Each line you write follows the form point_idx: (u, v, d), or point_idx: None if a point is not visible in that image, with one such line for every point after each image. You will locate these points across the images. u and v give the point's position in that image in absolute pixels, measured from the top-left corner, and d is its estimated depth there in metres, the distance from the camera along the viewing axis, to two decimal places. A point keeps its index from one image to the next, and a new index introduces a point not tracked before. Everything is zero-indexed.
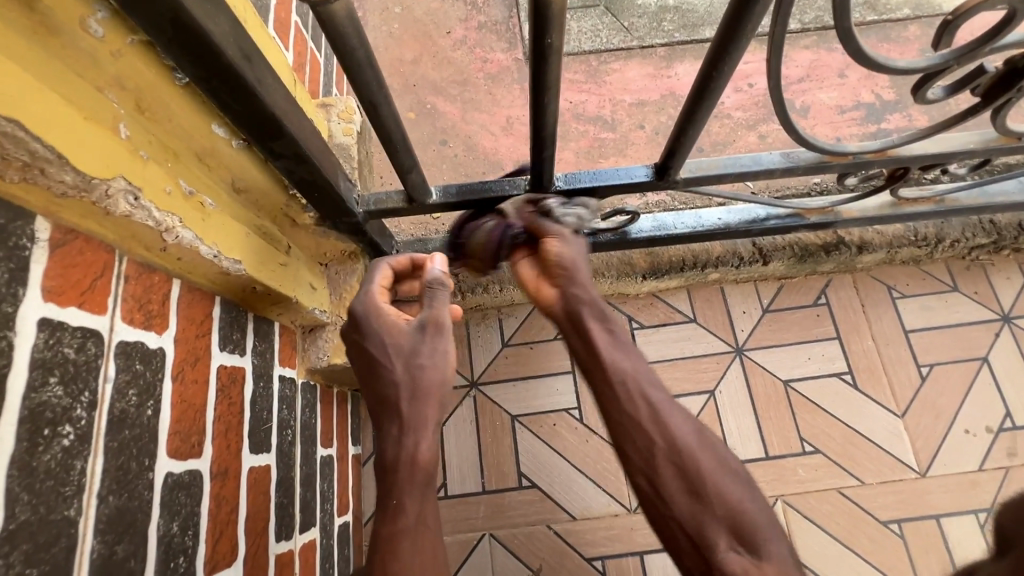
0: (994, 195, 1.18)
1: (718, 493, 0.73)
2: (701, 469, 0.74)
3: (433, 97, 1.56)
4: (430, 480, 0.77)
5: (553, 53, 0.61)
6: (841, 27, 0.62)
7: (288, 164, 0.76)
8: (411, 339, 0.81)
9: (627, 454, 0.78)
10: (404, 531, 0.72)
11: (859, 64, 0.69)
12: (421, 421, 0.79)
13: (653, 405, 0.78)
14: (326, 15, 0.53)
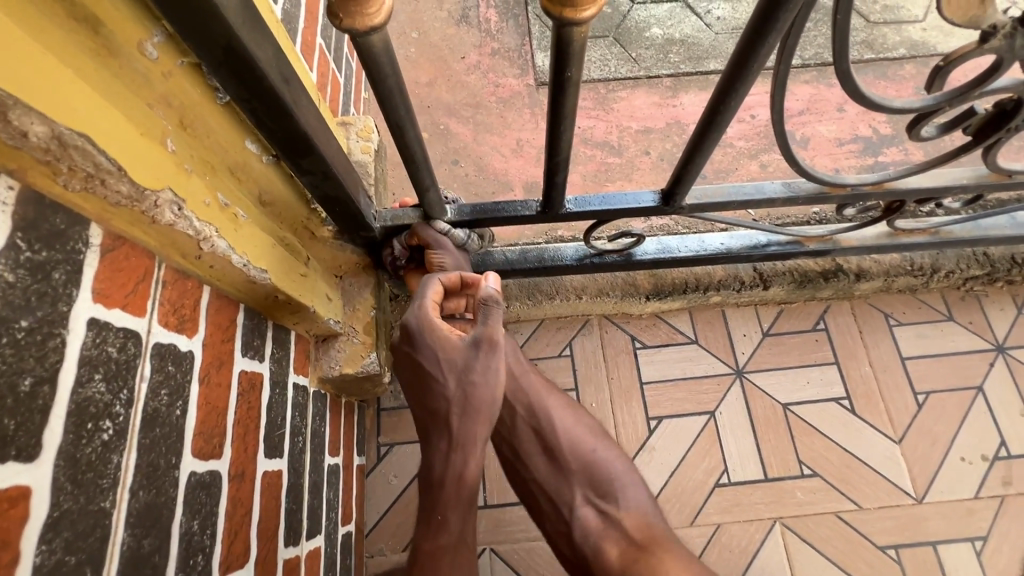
0: (987, 229, 1.22)
1: (577, 468, 0.94)
2: (562, 447, 0.95)
3: (446, 118, 1.61)
4: (472, 499, 0.83)
5: (572, 85, 0.66)
6: (840, 69, 0.67)
7: (314, 180, 0.80)
8: (463, 355, 0.84)
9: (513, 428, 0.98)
10: (445, 548, 0.80)
11: (857, 103, 0.73)
12: (470, 439, 0.83)
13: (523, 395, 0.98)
14: (364, 46, 0.58)
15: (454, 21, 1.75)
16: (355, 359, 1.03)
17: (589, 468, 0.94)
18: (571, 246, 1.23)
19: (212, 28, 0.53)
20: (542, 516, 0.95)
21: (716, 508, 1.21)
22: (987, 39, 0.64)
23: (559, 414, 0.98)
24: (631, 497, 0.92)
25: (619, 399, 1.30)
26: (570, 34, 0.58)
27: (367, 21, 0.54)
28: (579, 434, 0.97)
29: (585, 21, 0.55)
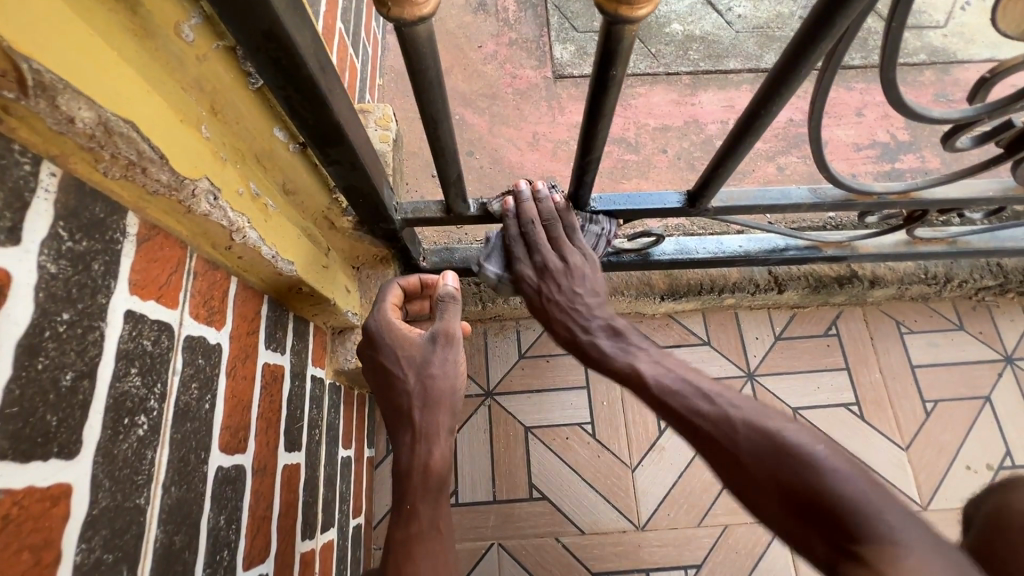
0: (1004, 240, 1.22)
1: (884, 524, 0.54)
2: (841, 494, 0.56)
3: (462, 108, 1.59)
4: (442, 486, 0.79)
5: (615, 84, 0.64)
6: (885, 77, 0.66)
7: (340, 170, 0.79)
8: (422, 351, 0.85)
9: (752, 497, 0.62)
10: (418, 537, 0.74)
11: (898, 111, 0.72)
12: (435, 429, 0.81)
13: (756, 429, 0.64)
14: (409, 36, 0.56)
15: (472, 9, 1.72)
16: None
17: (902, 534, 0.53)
18: None
19: (256, 12, 0.51)
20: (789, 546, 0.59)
21: (724, 509, 1.22)
22: None
23: (834, 454, 0.59)
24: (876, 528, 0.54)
25: (630, 399, 1.30)
26: (620, 31, 0.56)
27: (416, 11, 0.52)
28: (869, 482, 0.57)
29: (638, 19, 0.54)
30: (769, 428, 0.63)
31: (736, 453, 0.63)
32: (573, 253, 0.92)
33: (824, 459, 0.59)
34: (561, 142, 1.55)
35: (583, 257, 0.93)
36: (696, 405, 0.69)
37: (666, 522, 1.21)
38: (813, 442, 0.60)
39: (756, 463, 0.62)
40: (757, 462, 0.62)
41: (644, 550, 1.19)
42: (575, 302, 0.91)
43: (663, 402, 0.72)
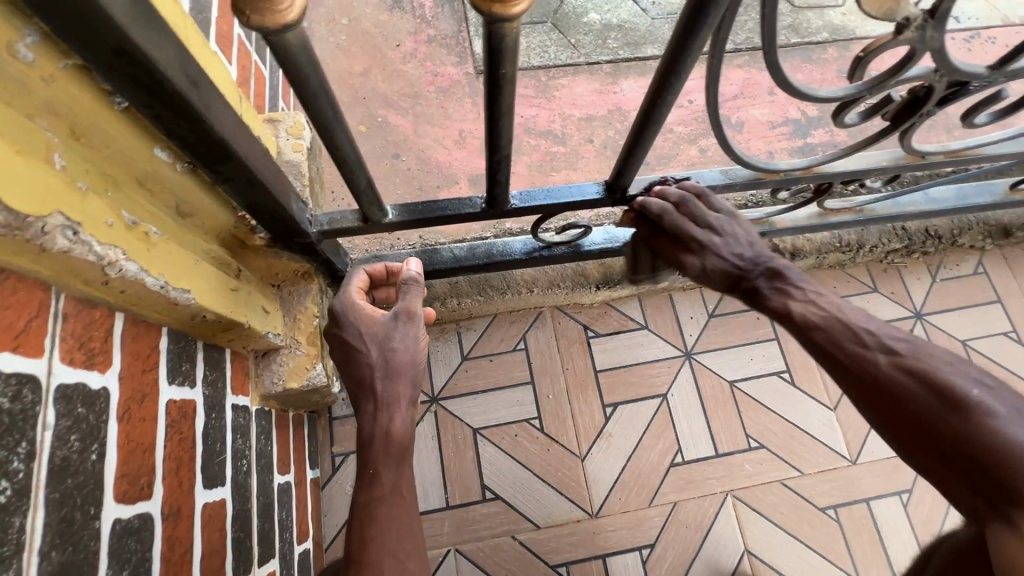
0: (904, 206, 1.30)
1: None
2: (993, 453, 0.64)
3: (384, 110, 1.55)
4: (403, 452, 0.86)
5: (507, 82, 0.63)
6: (768, 58, 0.68)
7: (237, 187, 0.75)
8: (384, 327, 0.91)
9: (892, 417, 0.74)
10: (380, 498, 0.81)
11: (786, 93, 0.75)
12: (394, 399, 0.87)
13: (927, 406, 0.71)
14: (278, 43, 0.53)
15: (387, 7, 1.67)
16: (300, 371, 0.98)
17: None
18: (520, 239, 1.23)
19: (97, 28, 0.47)
20: (898, 401, 0.73)
21: (672, 487, 1.25)
22: (901, 30, 0.67)
23: (1010, 417, 0.66)
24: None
25: (575, 389, 1.31)
26: (500, 30, 0.55)
27: (280, 19, 0.49)
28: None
29: (516, 16, 0.53)
30: (935, 400, 0.71)
31: (883, 392, 0.75)
32: (724, 222, 0.96)
33: (974, 397, 0.68)
34: None
35: (726, 218, 0.97)
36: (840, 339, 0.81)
37: (619, 506, 1.23)
38: (979, 398, 0.68)
39: (922, 427, 0.71)
40: (916, 386, 0.72)
41: (600, 536, 1.21)
42: (733, 249, 0.95)
43: (834, 344, 0.81)
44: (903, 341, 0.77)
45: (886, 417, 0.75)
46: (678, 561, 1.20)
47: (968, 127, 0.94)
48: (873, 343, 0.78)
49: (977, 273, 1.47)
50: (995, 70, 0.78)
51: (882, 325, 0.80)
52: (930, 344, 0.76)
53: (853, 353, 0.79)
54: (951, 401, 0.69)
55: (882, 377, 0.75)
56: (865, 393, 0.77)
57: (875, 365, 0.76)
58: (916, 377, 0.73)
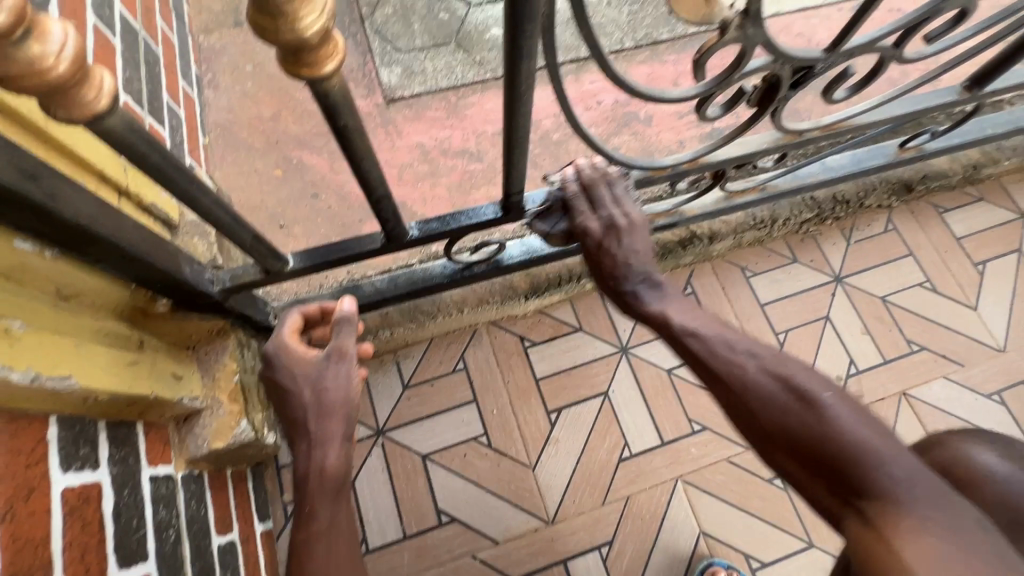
0: (805, 178, 1.35)
1: (883, 477, 0.64)
2: (840, 451, 0.67)
3: (298, 151, 1.56)
4: (340, 487, 0.86)
5: (353, 131, 0.65)
6: (589, 42, 0.69)
7: (114, 263, 0.76)
8: (317, 368, 0.92)
9: (756, 426, 0.74)
10: (317, 534, 0.81)
11: (622, 87, 0.79)
12: (328, 436, 0.88)
13: (789, 408, 0.72)
14: (102, 130, 0.54)
15: None
16: (223, 431, 0.98)
17: (889, 483, 0.64)
18: (440, 263, 1.25)
19: None
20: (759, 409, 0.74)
21: (623, 482, 1.28)
22: (724, 31, 0.70)
23: (855, 419, 0.69)
24: (870, 449, 0.66)
25: (518, 400, 1.33)
26: (324, 88, 0.57)
27: (89, 111, 0.50)
28: (877, 437, 0.67)
29: (331, 75, 0.54)
30: (795, 406, 0.72)
31: (751, 400, 0.75)
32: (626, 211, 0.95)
33: (826, 406, 0.70)
34: (405, 165, 1.55)
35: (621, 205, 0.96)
36: (705, 347, 0.81)
37: (574, 509, 1.25)
38: (830, 401, 0.70)
39: (781, 429, 0.71)
40: (777, 394, 0.73)
41: (559, 542, 1.23)
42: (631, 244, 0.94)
43: (694, 353, 0.82)
44: (766, 349, 0.78)
45: (746, 423, 0.75)
46: (637, 554, 1.23)
47: (830, 103, 0.98)
48: (733, 355, 0.78)
49: (888, 230, 1.53)
50: (831, 51, 0.83)
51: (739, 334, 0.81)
52: (783, 353, 0.77)
53: (725, 361, 0.79)
54: (806, 405, 0.71)
55: (748, 381, 0.76)
56: (728, 397, 0.77)
57: (741, 371, 0.77)
58: (778, 382, 0.74)
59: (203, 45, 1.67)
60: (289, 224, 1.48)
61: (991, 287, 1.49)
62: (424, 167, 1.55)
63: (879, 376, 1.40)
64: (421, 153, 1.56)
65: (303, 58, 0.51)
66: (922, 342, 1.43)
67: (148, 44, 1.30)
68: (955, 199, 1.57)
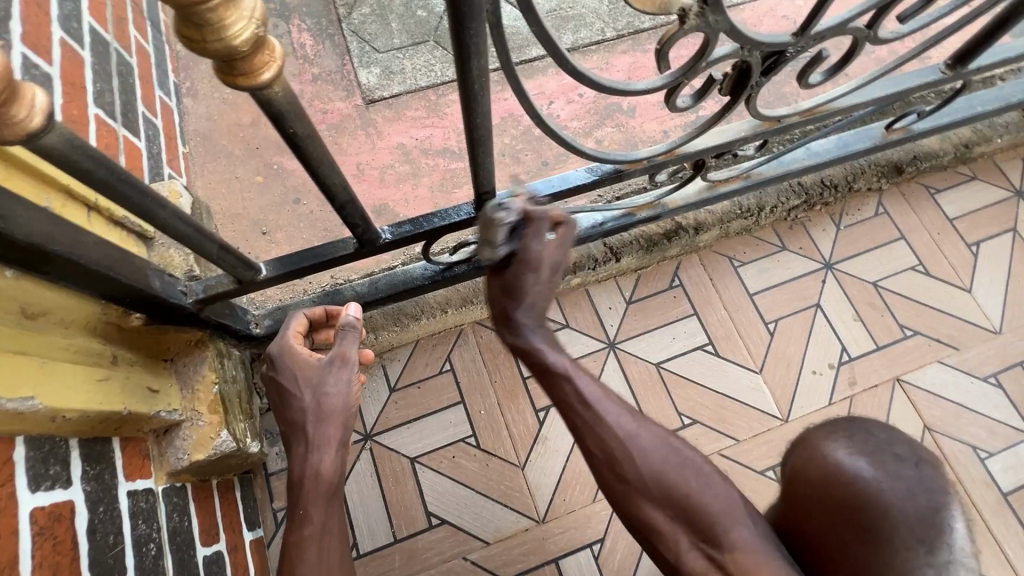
0: (789, 164, 1.33)
1: (736, 534, 0.80)
2: (704, 512, 0.81)
3: (278, 156, 1.55)
4: (334, 491, 0.86)
5: (305, 138, 0.64)
6: (542, 36, 0.68)
7: (78, 280, 0.76)
8: (318, 371, 0.89)
9: (636, 489, 0.83)
10: (310, 537, 0.82)
11: (583, 82, 0.78)
12: (325, 439, 0.87)
13: (669, 475, 0.83)
14: (41, 148, 0.53)
15: None
16: (204, 442, 0.98)
17: (741, 541, 0.79)
18: (420, 264, 1.24)
19: None
20: (630, 476, 0.84)
21: None
22: (684, 19, 0.69)
23: (715, 485, 0.83)
24: (728, 516, 0.81)
25: (506, 399, 1.32)
26: (267, 96, 0.55)
27: (22, 131, 0.49)
28: (728, 500, 0.82)
29: (271, 82, 0.53)
30: (672, 466, 0.84)
31: (634, 462, 0.84)
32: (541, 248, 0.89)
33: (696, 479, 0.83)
34: (386, 167, 1.54)
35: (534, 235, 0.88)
36: (585, 398, 0.88)
37: (564, 507, 1.25)
38: (698, 471, 0.84)
39: (661, 490, 0.82)
40: (655, 463, 0.84)
41: (549, 541, 1.22)
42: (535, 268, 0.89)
43: (567, 397, 0.89)
44: (622, 420, 0.87)
45: (626, 481, 0.84)
46: (628, 550, 1.22)
47: (806, 87, 0.96)
48: (609, 416, 0.87)
49: (878, 214, 1.51)
50: (800, 35, 0.81)
51: (608, 400, 0.88)
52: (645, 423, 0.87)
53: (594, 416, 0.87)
54: (686, 474, 0.83)
55: (635, 454, 0.84)
56: (607, 454, 0.85)
57: (622, 432, 0.86)
58: (664, 447, 0.85)
59: (181, 54, 1.66)
60: (272, 230, 1.48)
61: (986, 268, 1.46)
62: (405, 167, 1.53)
63: (872, 363, 1.38)
64: (402, 154, 1.55)
65: (237, 67, 0.50)
66: (915, 327, 1.41)
67: (121, 55, 1.29)
68: (947, 179, 1.54)
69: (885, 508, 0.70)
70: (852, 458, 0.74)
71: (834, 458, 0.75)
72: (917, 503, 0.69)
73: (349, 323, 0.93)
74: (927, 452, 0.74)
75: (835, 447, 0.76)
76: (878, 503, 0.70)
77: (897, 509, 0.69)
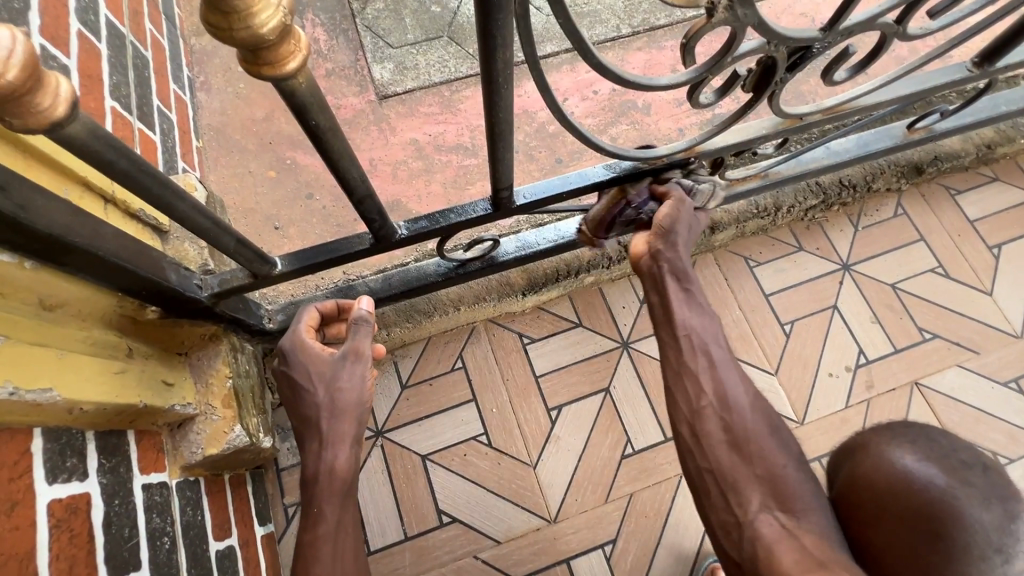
0: (808, 163, 1.31)
1: (812, 517, 0.82)
2: (788, 483, 0.84)
3: (291, 151, 1.55)
4: (348, 488, 0.86)
5: (326, 130, 0.64)
6: (567, 29, 0.67)
7: (96, 272, 0.75)
8: (331, 366, 0.89)
9: (729, 437, 0.86)
10: (324, 535, 0.82)
11: (605, 76, 0.77)
12: (339, 436, 0.87)
13: (762, 441, 0.86)
14: (64, 138, 0.53)
15: None
16: (218, 437, 0.97)
17: (815, 524, 0.82)
18: (434, 261, 1.23)
19: None
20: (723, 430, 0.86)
21: (626, 479, 1.26)
22: (713, 13, 0.67)
23: (801, 472, 0.86)
24: (807, 502, 0.84)
25: (518, 398, 1.31)
26: (291, 87, 0.55)
27: (47, 119, 0.49)
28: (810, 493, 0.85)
29: (296, 73, 0.52)
30: (769, 437, 0.87)
31: (736, 419, 0.87)
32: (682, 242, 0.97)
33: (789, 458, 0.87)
34: (399, 163, 1.53)
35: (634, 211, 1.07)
36: (703, 349, 0.91)
37: (576, 507, 1.24)
38: (788, 454, 0.87)
39: (756, 449, 0.85)
40: (756, 426, 0.87)
41: (561, 541, 1.21)
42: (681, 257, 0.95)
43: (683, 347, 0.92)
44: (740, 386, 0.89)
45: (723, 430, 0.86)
46: (640, 552, 1.21)
47: (831, 84, 0.94)
48: (726, 374, 0.89)
49: (897, 215, 1.48)
50: (828, 31, 0.79)
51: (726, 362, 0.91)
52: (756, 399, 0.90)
53: (704, 365, 0.90)
54: (780, 445, 0.87)
55: (740, 408, 0.87)
56: (715, 399, 0.88)
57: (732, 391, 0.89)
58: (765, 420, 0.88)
59: (195, 48, 1.66)
60: (284, 225, 1.47)
61: (1007, 272, 1.43)
62: (418, 163, 1.53)
63: (890, 366, 1.36)
64: (415, 150, 1.54)
65: (263, 57, 0.49)
66: (934, 330, 1.38)
67: (136, 48, 1.29)
68: (968, 180, 1.51)
69: (959, 515, 0.76)
70: (921, 465, 0.81)
71: (901, 463, 0.82)
72: (993, 514, 0.76)
73: (360, 319, 0.92)
74: (988, 458, 0.82)
75: (901, 453, 0.83)
76: (954, 512, 0.76)
77: (970, 517, 0.76)
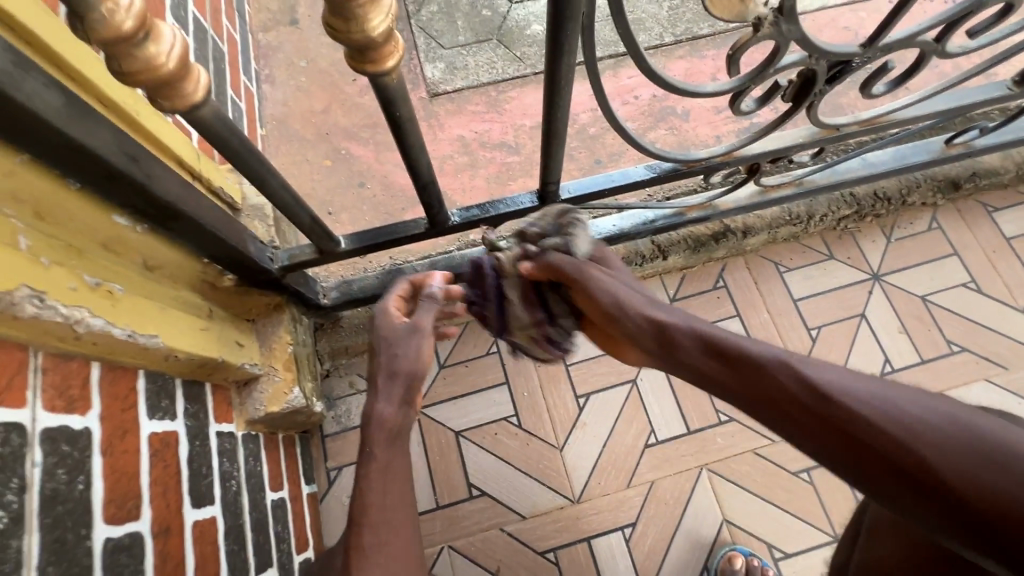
0: (843, 173, 1.34)
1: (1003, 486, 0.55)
2: (941, 448, 0.58)
3: (346, 142, 1.66)
4: (398, 438, 0.83)
5: (406, 121, 0.72)
6: (624, 38, 0.74)
7: (193, 237, 0.86)
8: (394, 333, 0.93)
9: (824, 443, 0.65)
10: (374, 475, 0.78)
11: (654, 82, 0.84)
12: (392, 392, 0.88)
13: (852, 410, 0.63)
14: (196, 118, 0.62)
15: None
16: (279, 396, 1.08)
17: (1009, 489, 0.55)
18: (477, 250, 1.31)
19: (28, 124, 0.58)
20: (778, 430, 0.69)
21: (648, 467, 1.31)
22: (759, 27, 0.73)
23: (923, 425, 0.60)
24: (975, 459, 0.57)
25: (548, 384, 1.38)
26: (385, 82, 0.63)
27: (188, 102, 0.58)
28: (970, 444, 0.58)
29: (392, 69, 0.61)
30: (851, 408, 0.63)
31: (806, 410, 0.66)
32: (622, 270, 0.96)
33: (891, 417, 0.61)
34: (446, 157, 1.62)
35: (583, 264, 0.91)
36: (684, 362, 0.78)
37: (599, 490, 1.30)
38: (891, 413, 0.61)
39: (854, 435, 0.62)
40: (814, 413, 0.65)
41: (583, 521, 1.28)
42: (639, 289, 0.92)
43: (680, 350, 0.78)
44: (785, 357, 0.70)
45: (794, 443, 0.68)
46: (659, 537, 1.26)
47: (870, 97, 0.99)
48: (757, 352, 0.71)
49: (931, 229, 1.50)
50: (868, 47, 0.84)
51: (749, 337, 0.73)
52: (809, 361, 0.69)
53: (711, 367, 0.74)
54: (870, 404, 0.63)
55: (799, 385, 0.66)
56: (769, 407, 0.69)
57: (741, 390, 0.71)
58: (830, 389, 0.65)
59: (262, 43, 1.78)
60: (337, 211, 1.58)
61: None
62: (463, 158, 1.61)
63: (916, 375, 1.38)
64: (461, 146, 1.63)
65: (368, 55, 0.58)
66: (963, 343, 1.40)
67: (216, 42, 1.41)
68: (1006, 198, 1.52)
69: None
70: None
71: None
72: None
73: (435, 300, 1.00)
74: None
75: None
76: None
77: None
